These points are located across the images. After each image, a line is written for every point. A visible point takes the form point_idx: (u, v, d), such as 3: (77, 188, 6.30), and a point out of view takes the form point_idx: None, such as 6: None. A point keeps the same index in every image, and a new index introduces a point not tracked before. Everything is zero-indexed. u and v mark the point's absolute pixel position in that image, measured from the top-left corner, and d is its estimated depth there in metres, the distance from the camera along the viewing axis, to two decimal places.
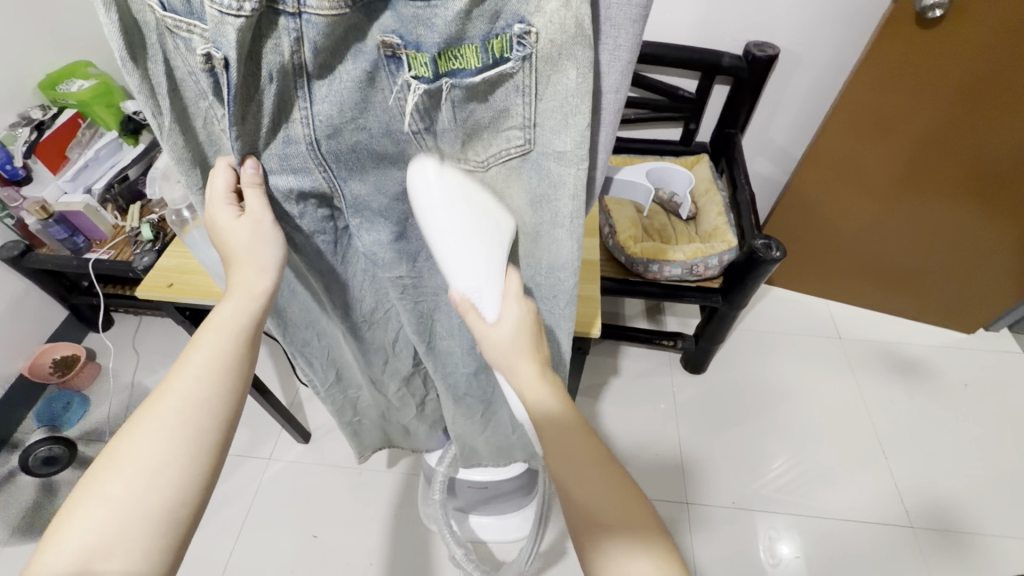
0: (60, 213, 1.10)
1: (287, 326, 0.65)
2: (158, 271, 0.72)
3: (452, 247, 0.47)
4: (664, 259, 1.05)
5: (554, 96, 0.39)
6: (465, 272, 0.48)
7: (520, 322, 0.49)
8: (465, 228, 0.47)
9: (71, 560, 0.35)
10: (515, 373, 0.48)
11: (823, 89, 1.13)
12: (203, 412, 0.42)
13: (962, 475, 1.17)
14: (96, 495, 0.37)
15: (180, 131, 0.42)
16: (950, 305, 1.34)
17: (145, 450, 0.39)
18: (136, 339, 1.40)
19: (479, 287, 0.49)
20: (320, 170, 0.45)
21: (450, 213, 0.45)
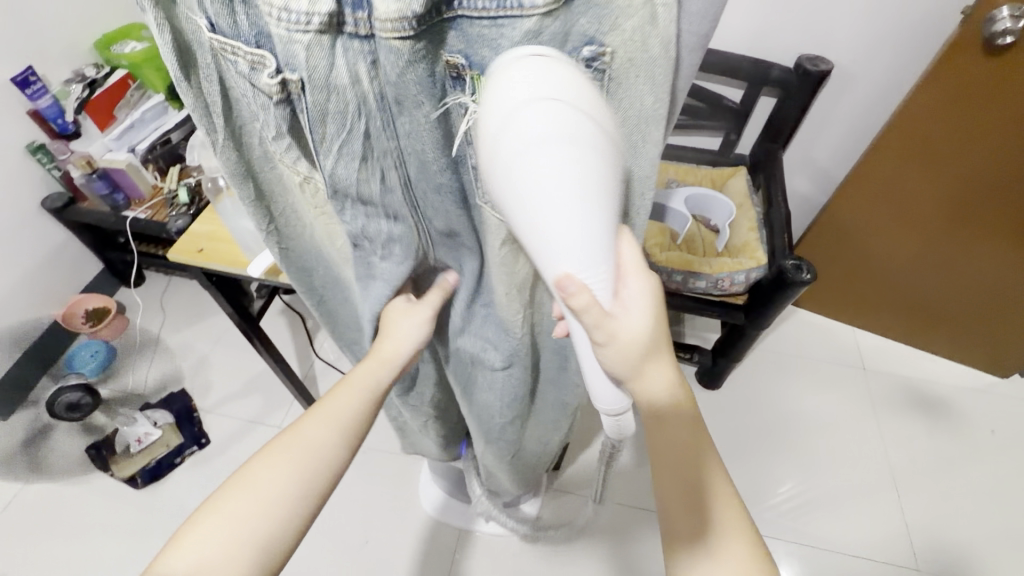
0: (104, 169, 1.15)
1: (337, 329, 0.68)
2: (190, 236, 0.74)
3: (566, 206, 0.34)
4: (689, 270, 1.04)
5: (625, 121, 0.40)
6: (585, 249, 0.36)
7: (646, 307, 0.41)
8: (575, 177, 0.33)
9: (190, 569, 0.41)
10: (646, 376, 0.43)
11: (876, 110, 1.09)
12: (321, 461, 0.47)
13: (978, 523, 1.13)
14: (222, 511, 0.43)
15: (233, 147, 0.43)
16: (983, 348, 1.29)
17: (268, 478, 0.45)
18: (165, 297, 1.45)
19: (603, 262, 0.38)
20: (410, 213, 0.45)
21: (555, 156, 0.32)
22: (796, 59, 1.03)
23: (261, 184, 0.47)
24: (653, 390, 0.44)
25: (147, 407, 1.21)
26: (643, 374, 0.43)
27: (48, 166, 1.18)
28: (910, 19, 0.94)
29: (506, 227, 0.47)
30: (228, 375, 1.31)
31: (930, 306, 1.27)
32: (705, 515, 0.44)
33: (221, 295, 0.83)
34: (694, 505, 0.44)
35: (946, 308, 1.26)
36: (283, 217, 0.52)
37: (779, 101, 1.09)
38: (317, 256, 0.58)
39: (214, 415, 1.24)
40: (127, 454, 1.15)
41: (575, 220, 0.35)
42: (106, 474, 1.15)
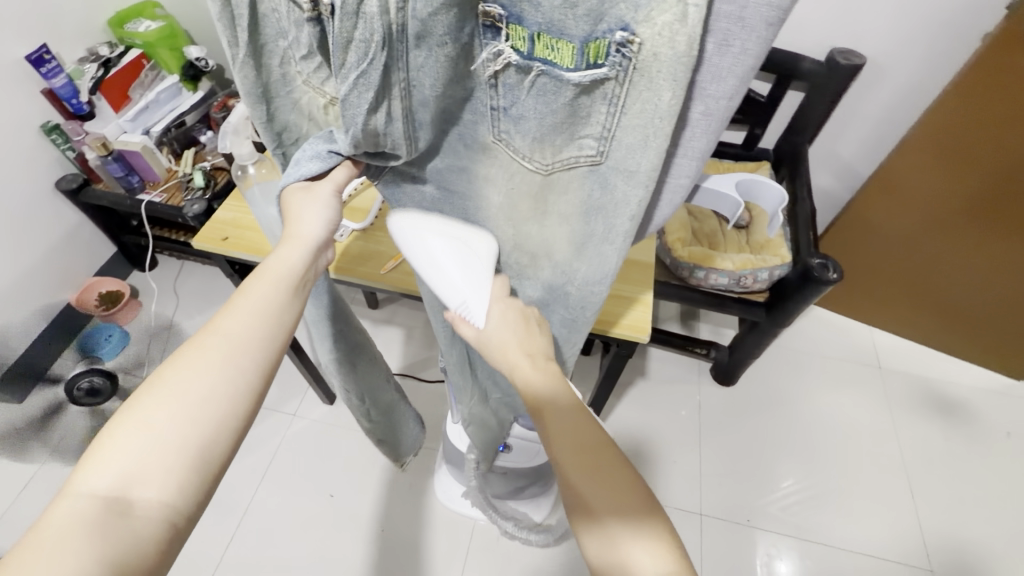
0: (119, 151, 1.13)
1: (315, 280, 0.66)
2: (214, 223, 0.73)
3: (443, 263, 0.51)
4: (711, 266, 1.02)
5: (640, 112, 0.35)
6: (454, 286, 0.51)
7: (508, 322, 0.51)
8: (454, 254, 0.51)
9: (111, 484, 0.35)
10: (511, 364, 0.49)
11: (907, 106, 1.07)
12: (246, 352, 0.42)
13: (992, 525, 1.13)
14: (134, 417, 0.37)
15: (254, 66, 0.42)
16: (1005, 349, 1.27)
17: (182, 376, 0.39)
18: (178, 281, 1.44)
19: (468, 298, 0.51)
20: (406, 148, 0.43)
21: (438, 246, 0.51)
22: (828, 52, 1.01)
23: (277, 112, 0.46)
24: (529, 373, 0.48)
25: None
26: (515, 364, 0.49)
27: (62, 147, 1.16)
28: (948, 13, 0.91)
29: (517, 169, 0.45)
30: None
31: (955, 305, 1.26)
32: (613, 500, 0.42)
33: (242, 282, 0.83)
34: (609, 484, 0.42)
35: (970, 307, 1.24)
36: (294, 146, 0.49)
37: (806, 95, 1.07)
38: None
39: None
40: None
41: (448, 273, 0.51)
42: None
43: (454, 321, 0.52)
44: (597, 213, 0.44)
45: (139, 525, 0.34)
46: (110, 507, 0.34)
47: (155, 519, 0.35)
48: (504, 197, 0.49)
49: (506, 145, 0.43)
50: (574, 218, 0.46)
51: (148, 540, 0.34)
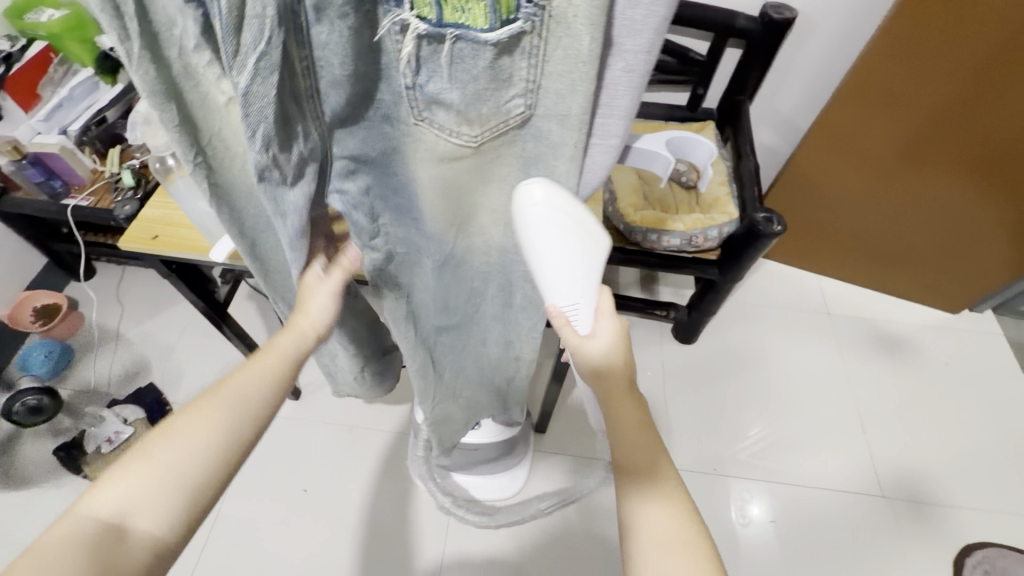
0: (34, 154, 1.05)
1: (270, 280, 0.65)
2: (142, 222, 0.69)
3: (552, 258, 0.47)
4: (663, 229, 1.04)
5: (564, 58, 0.36)
6: (563, 288, 0.48)
7: (614, 339, 0.50)
8: (565, 245, 0.46)
9: (110, 510, 0.38)
10: (609, 381, 0.49)
11: (839, 58, 1.10)
12: (253, 406, 0.45)
13: (935, 449, 1.21)
14: (144, 453, 0.41)
15: (151, 60, 0.38)
16: (938, 283, 1.35)
17: (194, 422, 0.42)
18: (120, 288, 1.36)
19: (580, 299, 0.49)
20: (316, 125, 0.41)
21: (553, 229, 0.45)
22: (761, 7, 1.02)
23: (188, 107, 0.43)
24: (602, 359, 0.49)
25: (115, 404, 1.15)
26: (585, 349, 0.49)
27: None
28: None
29: (445, 146, 0.43)
30: (199, 365, 1.24)
31: (893, 245, 1.32)
32: (646, 470, 0.46)
33: (182, 283, 0.79)
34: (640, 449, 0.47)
35: (906, 245, 1.31)
36: (210, 147, 0.47)
37: (744, 52, 1.08)
38: (245, 199, 0.53)
39: None
40: (99, 455, 1.08)
41: (554, 269, 0.47)
42: (80, 477, 1.09)
43: (556, 321, 0.50)
44: (535, 164, 0.45)
45: (129, 556, 0.37)
46: (107, 532, 0.38)
47: (144, 551, 0.38)
48: (439, 175, 0.47)
49: (429, 123, 0.41)
50: (512, 176, 0.47)
51: (134, 570, 0.37)
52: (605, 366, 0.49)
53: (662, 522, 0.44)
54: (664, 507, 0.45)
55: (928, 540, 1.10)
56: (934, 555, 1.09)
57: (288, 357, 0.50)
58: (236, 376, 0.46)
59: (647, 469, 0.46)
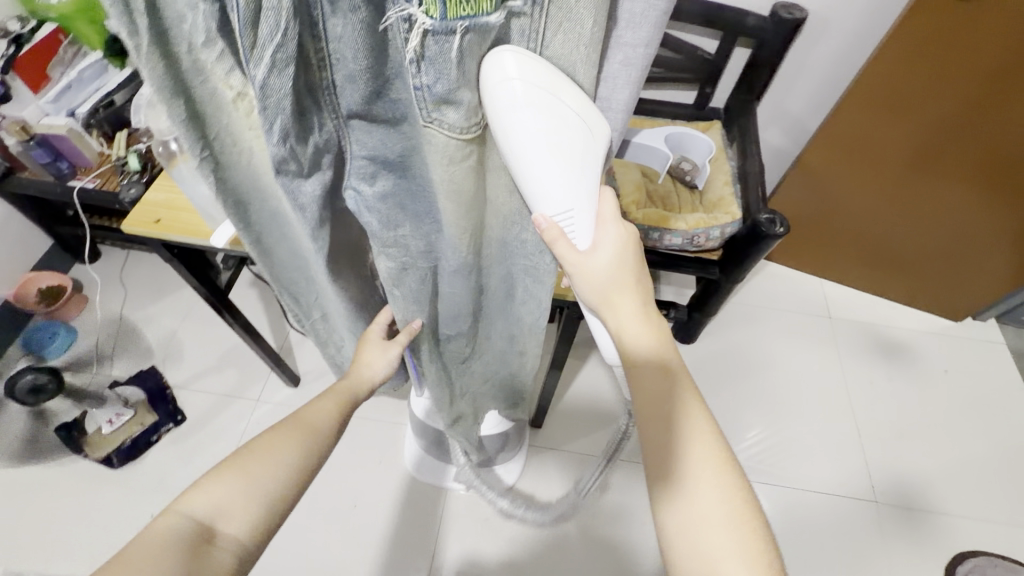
0: (41, 135, 1.06)
1: (275, 263, 0.65)
2: (146, 205, 0.69)
3: (537, 158, 0.40)
4: (665, 227, 1.03)
5: (563, 44, 0.36)
6: (557, 194, 0.43)
7: (618, 247, 0.49)
8: (548, 139, 0.39)
9: (203, 513, 0.45)
10: (617, 305, 0.50)
11: (849, 59, 1.09)
12: (319, 436, 0.55)
13: (931, 456, 1.21)
14: (232, 466, 0.48)
15: (159, 57, 0.37)
16: (940, 290, 1.34)
17: (274, 444, 0.51)
18: (124, 271, 1.37)
19: (573, 207, 0.44)
20: (332, 120, 0.40)
21: (532, 122, 0.38)
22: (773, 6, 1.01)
23: (198, 101, 0.42)
24: (625, 321, 0.49)
25: (117, 384, 1.16)
26: (615, 303, 0.50)
27: None
28: None
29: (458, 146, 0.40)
30: (200, 350, 1.25)
31: (896, 251, 1.32)
32: (678, 443, 0.46)
33: (184, 267, 0.79)
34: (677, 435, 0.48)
35: (910, 251, 1.30)
36: (221, 141, 0.46)
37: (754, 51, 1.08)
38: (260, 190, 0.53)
39: (190, 390, 1.19)
40: (99, 434, 1.11)
41: (542, 173, 0.41)
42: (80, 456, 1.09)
43: (550, 233, 0.46)
44: None
45: (219, 554, 0.44)
46: (201, 532, 0.44)
47: (229, 551, 0.45)
48: (448, 178, 0.43)
49: (439, 126, 0.39)
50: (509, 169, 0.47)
51: (222, 564, 0.44)
52: (634, 331, 0.49)
53: (701, 490, 0.45)
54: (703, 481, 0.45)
55: (920, 547, 1.10)
56: (927, 563, 1.09)
57: (343, 402, 0.62)
58: (305, 411, 0.57)
59: (679, 442, 0.46)
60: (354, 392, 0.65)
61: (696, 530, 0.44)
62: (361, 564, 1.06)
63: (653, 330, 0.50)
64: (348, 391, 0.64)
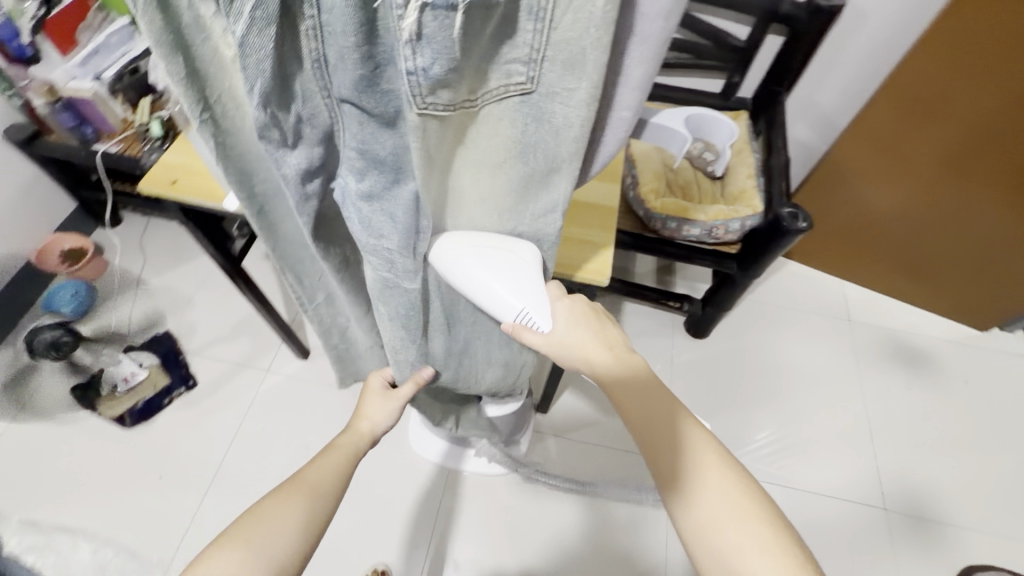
0: (67, 98, 1.07)
1: (279, 240, 0.61)
2: (163, 166, 0.70)
3: (484, 281, 0.51)
4: (684, 218, 1.01)
5: (572, 25, 0.33)
6: (505, 301, 0.53)
7: (570, 316, 0.54)
8: (491, 270, 0.51)
9: None
10: (589, 351, 0.53)
11: (885, 52, 1.05)
12: (319, 498, 0.56)
13: (946, 466, 1.18)
14: (235, 539, 0.50)
15: (159, 11, 0.35)
16: (965, 298, 1.30)
17: (273, 511, 0.53)
18: (144, 238, 1.39)
19: (524, 304, 0.52)
20: (322, 96, 0.37)
21: (473, 262, 0.51)
22: None
23: (196, 61, 0.39)
24: (596, 360, 0.53)
25: (133, 347, 1.19)
26: (588, 355, 0.53)
27: (8, 93, 1.09)
28: None
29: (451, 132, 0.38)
30: (214, 319, 1.26)
31: (920, 255, 1.27)
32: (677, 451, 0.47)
33: (199, 232, 0.80)
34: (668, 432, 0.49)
35: (934, 256, 1.26)
36: (220, 104, 0.44)
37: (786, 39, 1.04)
38: (257, 163, 0.51)
39: (202, 358, 1.21)
40: (113, 395, 1.13)
41: (497, 294, 0.52)
42: (93, 414, 1.12)
43: (515, 329, 0.54)
44: (531, 147, 0.42)
45: None
46: None
47: None
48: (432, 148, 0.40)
49: (434, 109, 0.36)
50: (506, 163, 0.44)
51: None
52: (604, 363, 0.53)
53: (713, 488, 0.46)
54: (710, 482, 0.46)
55: (929, 556, 1.08)
56: (935, 574, 1.06)
57: (346, 455, 0.64)
58: (306, 472, 0.59)
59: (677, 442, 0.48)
60: (357, 444, 0.66)
61: (710, 534, 0.44)
62: (360, 537, 1.07)
63: (623, 357, 0.53)
64: (348, 446, 0.65)
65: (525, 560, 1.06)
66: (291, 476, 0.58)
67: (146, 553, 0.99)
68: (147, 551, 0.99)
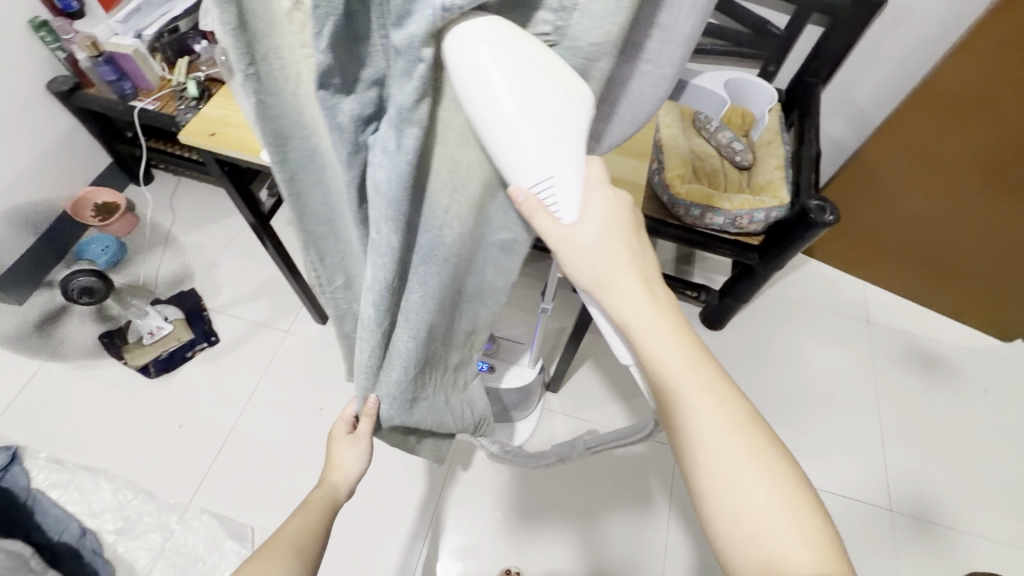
0: (110, 53, 1.10)
1: (304, 217, 0.49)
2: (202, 118, 0.71)
3: (512, 125, 0.32)
4: (709, 205, 1.00)
5: None
6: (534, 159, 0.34)
7: (608, 222, 0.41)
8: (522, 105, 0.32)
9: None
10: (616, 289, 0.42)
11: (929, 48, 1.03)
12: (298, 552, 0.59)
13: (956, 472, 1.17)
14: None
15: None
16: (989, 306, 1.28)
17: (254, 573, 0.56)
18: (174, 197, 1.43)
19: (552, 168, 0.35)
20: (381, 41, 0.30)
21: (499, 90, 0.31)
22: None
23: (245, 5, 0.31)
24: (625, 302, 0.42)
25: (158, 301, 1.22)
26: (617, 295, 0.42)
27: (52, 46, 1.12)
28: None
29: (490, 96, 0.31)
30: (239, 279, 1.30)
31: (945, 260, 1.25)
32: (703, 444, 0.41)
33: (232, 187, 0.82)
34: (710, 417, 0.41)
35: (960, 262, 1.24)
36: (266, 62, 0.35)
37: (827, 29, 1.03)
38: (300, 135, 0.41)
39: (225, 315, 1.24)
40: (139, 344, 1.17)
41: (520, 139, 0.33)
42: (119, 362, 1.16)
43: (527, 207, 0.38)
44: None
45: None
46: None
47: None
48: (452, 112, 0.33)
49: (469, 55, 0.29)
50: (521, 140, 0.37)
51: None
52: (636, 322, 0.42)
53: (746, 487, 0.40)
54: (746, 456, 0.40)
55: (932, 559, 1.07)
56: None
57: (321, 508, 0.67)
58: (284, 532, 0.62)
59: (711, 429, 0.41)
60: (330, 495, 0.69)
61: (747, 521, 0.40)
62: (368, 497, 1.10)
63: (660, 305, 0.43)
64: (324, 499, 0.68)
65: (525, 532, 1.08)
66: (269, 538, 0.60)
67: (163, 496, 1.03)
68: (164, 493, 1.03)
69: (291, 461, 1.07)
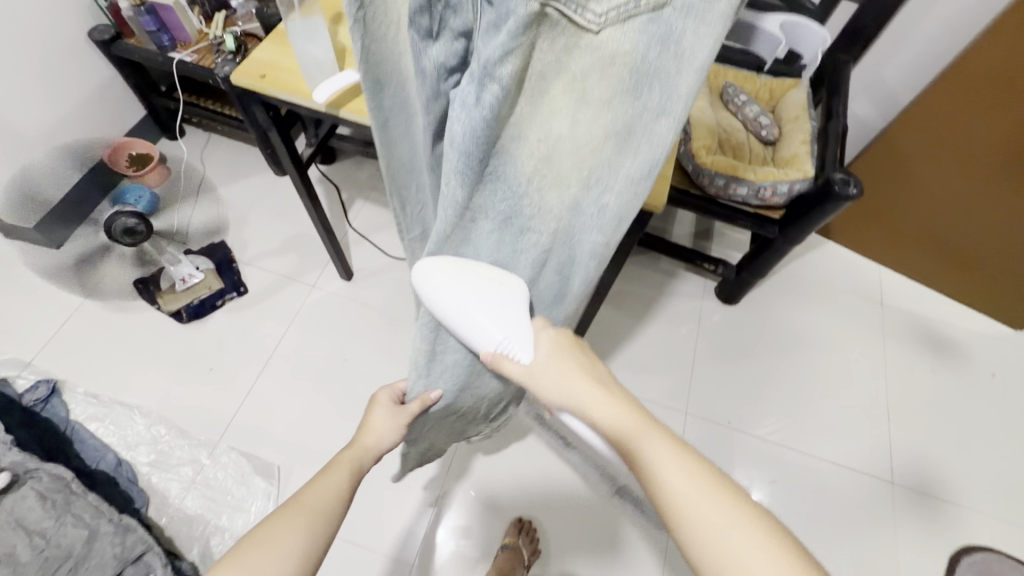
0: (152, 3, 1.11)
1: (393, 164, 0.58)
2: (253, 61, 0.74)
3: (467, 308, 0.50)
4: (733, 175, 1.03)
5: None
6: (487, 328, 0.50)
7: (553, 348, 0.51)
8: (471, 297, 0.50)
9: None
10: (581, 393, 0.48)
11: (963, 28, 1.03)
12: (311, 518, 0.51)
13: (959, 450, 1.20)
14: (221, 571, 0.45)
15: None
16: (1003, 294, 1.29)
17: (265, 538, 0.48)
18: (205, 152, 1.46)
19: (504, 332, 0.50)
20: None
21: (450, 291, 0.50)
22: None
23: None
24: (589, 402, 0.47)
25: (190, 251, 1.26)
26: (578, 393, 0.48)
27: None
28: None
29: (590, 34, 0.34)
30: (267, 233, 1.33)
31: (963, 245, 1.26)
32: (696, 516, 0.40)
33: (275, 134, 0.85)
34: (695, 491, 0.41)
35: (977, 247, 1.25)
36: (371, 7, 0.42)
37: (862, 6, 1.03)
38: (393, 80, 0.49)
39: (253, 267, 1.28)
40: (172, 290, 1.21)
41: (474, 314, 0.50)
42: (153, 307, 1.21)
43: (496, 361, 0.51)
44: (645, 79, 0.37)
45: None
46: None
47: None
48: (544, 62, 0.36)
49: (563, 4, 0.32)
50: (615, 101, 0.39)
51: None
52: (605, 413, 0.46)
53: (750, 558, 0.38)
54: (761, 548, 0.38)
55: (930, 529, 1.11)
56: (932, 545, 1.10)
57: (345, 471, 0.58)
58: (306, 492, 0.53)
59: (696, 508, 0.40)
60: (358, 459, 0.60)
61: None
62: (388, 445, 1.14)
63: (629, 402, 0.47)
64: (352, 462, 0.60)
65: (538, 485, 1.12)
66: (290, 495, 0.52)
67: (195, 432, 1.08)
68: (196, 430, 1.08)
69: (316, 407, 1.12)
